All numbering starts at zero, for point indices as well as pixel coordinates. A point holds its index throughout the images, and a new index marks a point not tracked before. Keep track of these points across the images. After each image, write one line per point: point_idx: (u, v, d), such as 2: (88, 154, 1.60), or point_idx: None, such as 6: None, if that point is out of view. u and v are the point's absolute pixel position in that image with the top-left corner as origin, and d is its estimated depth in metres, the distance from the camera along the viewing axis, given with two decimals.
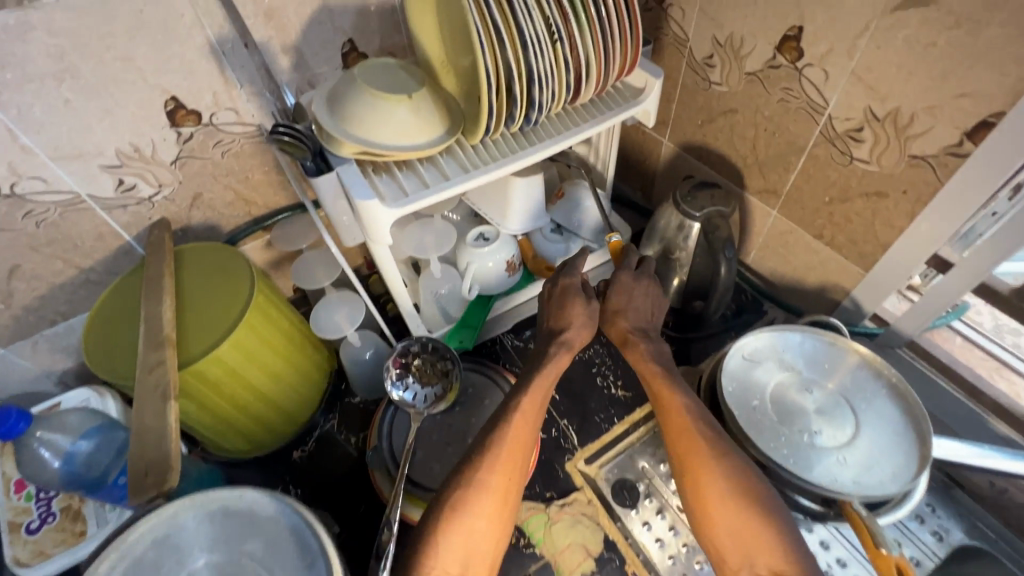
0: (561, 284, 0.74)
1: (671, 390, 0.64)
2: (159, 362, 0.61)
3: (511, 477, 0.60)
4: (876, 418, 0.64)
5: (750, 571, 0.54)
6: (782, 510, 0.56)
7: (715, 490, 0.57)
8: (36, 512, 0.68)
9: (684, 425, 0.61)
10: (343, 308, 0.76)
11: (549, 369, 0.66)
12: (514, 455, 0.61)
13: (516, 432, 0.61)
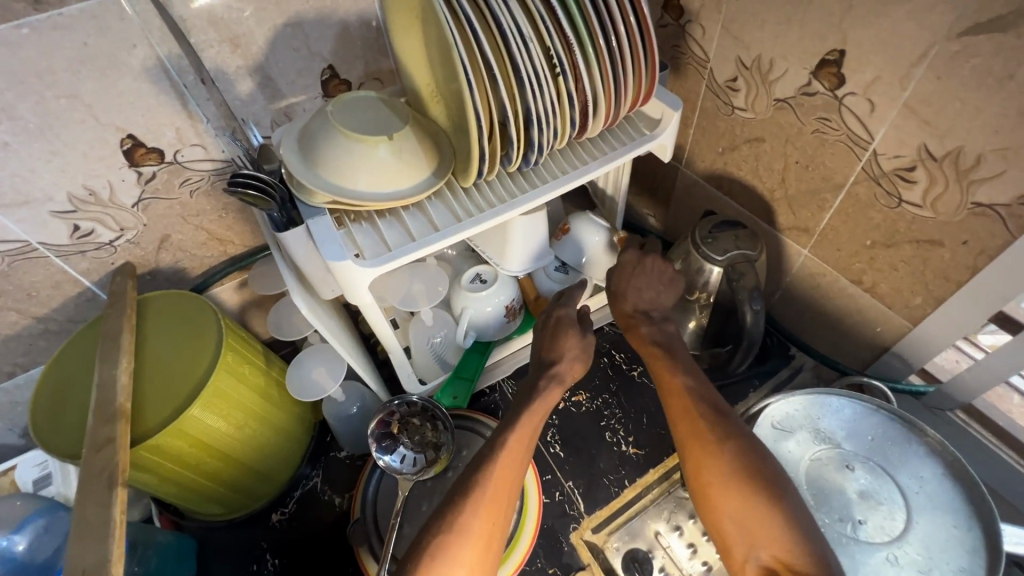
0: (554, 317, 0.70)
1: (671, 372, 0.61)
2: (108, 440, 0.53)
3: (494, 523, 0.52)
4: (931, 505, 0.55)
5: (756, 561, 0.49)
6: (804, 523, 0.49)
7: (726, 495, 0.52)
8: None
9: (694, 420, 0.57)
10: (324, 364, 0.69)
11: (536, 409, 0.60)
12: (497, 497, 0.53)
13: (502, 473, 0.54)
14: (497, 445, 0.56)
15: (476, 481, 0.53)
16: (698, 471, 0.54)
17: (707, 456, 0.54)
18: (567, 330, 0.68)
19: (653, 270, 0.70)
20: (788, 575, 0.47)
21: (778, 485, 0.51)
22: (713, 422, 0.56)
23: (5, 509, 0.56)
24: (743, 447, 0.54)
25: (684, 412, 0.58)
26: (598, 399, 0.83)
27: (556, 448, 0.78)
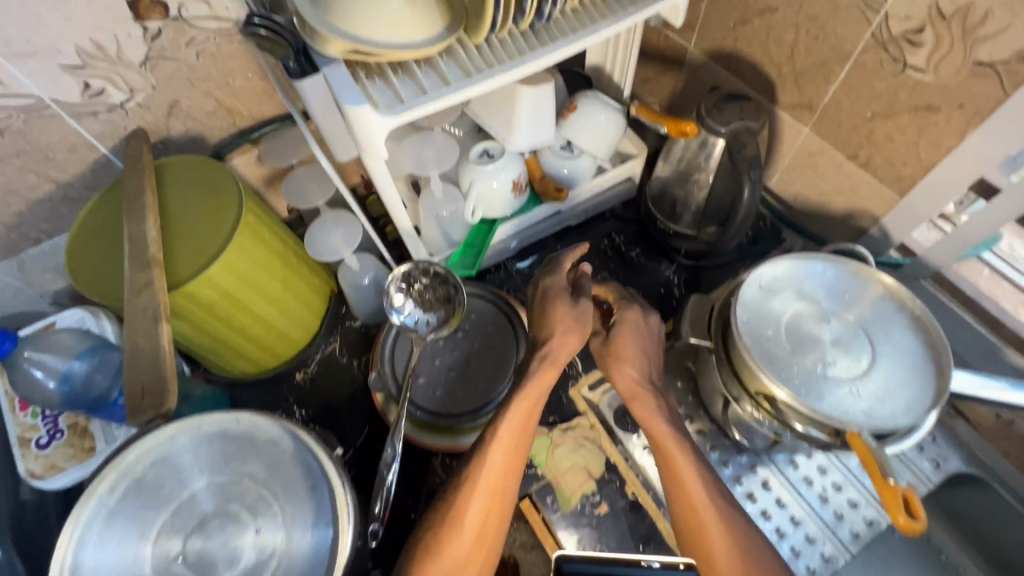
0: (543, 287, 0.67)
1: (650, 409, 0.63)
2: (147, 283, 0.58)
3: (483, 524, 0.56)
4: (893, 349, 0.62)
5: None
6: None
7: (731, 565, 0.55)
8: (44, 428, 0.69)
9: (695, 504, 0.58)
10: (339, 230, 0.73)
11: (516, 408, 0.59)
12: (479, 516, 0.56)
13: (480, 497, 0.56)
14: (485, 462, 0.57)
15: (464, 494, 0.56)
16: (699, 537, 0.57)
17: (712, 528, 0.57)
18: (564, 342, 0.62)
19: (651, 346, 0.68)
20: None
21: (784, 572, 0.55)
22: (723, 504, 0.59)
23: (57, 340, 0.62)
24: (748, 534, 0.57)
25: (695, 482, 0.59)
26: (598, 276, 0.88)
27: None
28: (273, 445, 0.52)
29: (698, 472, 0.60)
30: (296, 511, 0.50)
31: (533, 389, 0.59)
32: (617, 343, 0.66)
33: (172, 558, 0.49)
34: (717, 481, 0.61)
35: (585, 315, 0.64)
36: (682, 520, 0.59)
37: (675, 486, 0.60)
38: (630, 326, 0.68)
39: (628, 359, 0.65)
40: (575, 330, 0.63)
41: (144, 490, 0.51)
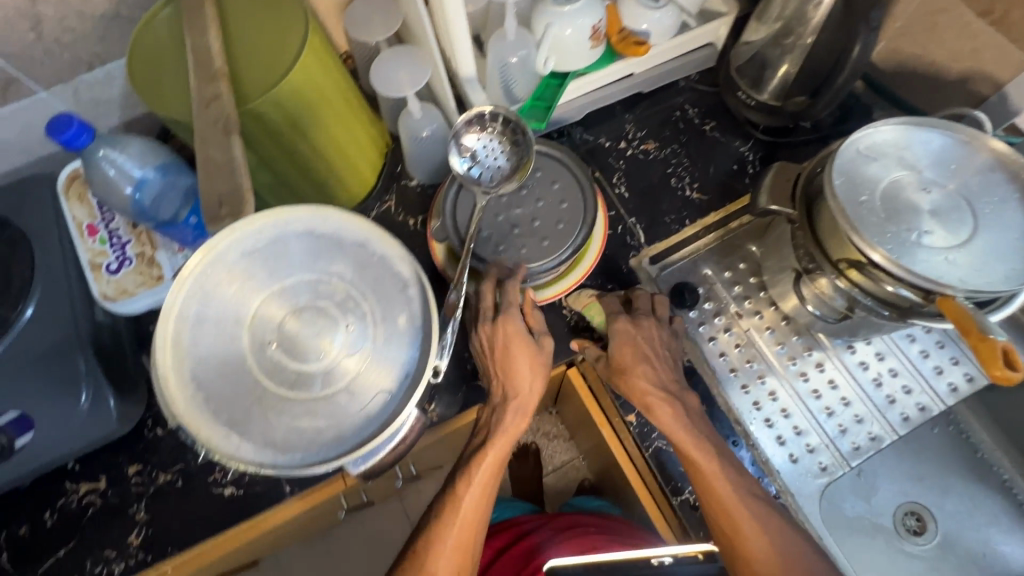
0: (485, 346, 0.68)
1: (666, 410, 0.65)
2: (215, 95, 0.55)
3: (477, 515, 0.64)
4: (998, 222, 0.57)
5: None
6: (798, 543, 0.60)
7: (763, 549, 0.59)
8: (113, 254, 0.71)
9: (723, 490, 0.62)
10: (405, 65, 0.68)
11: (512, 422, 0.66)
12: (474, 512, 0.64)
13: (473, 497, 0.64)
14: (471, 482, 0.64)
15: (462, 499, 0.64)
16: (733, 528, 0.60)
17: (739, 510, 0.61)
18: (532, 382, 0.67)
19: (656, 344, 0.70)
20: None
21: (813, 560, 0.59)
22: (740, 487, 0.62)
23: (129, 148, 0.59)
24: (778, 527, 0.60)
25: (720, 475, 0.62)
26: (667, 149, 0.84)
27: (621, 190, 0.81)
28: (364, 250, 0.50)
29: (713, 455, 0.64)
30: (392, 313, 0.49)
31: (525, 398, 0.67)
32: (617, 354, 0.68)
33: (266, 342, 0.47)
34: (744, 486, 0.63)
35: (547, 345, 0.68)
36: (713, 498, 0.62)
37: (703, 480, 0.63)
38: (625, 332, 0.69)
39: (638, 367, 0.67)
40: (539, 370, 0.67)
41: (237, 277, 0.47)
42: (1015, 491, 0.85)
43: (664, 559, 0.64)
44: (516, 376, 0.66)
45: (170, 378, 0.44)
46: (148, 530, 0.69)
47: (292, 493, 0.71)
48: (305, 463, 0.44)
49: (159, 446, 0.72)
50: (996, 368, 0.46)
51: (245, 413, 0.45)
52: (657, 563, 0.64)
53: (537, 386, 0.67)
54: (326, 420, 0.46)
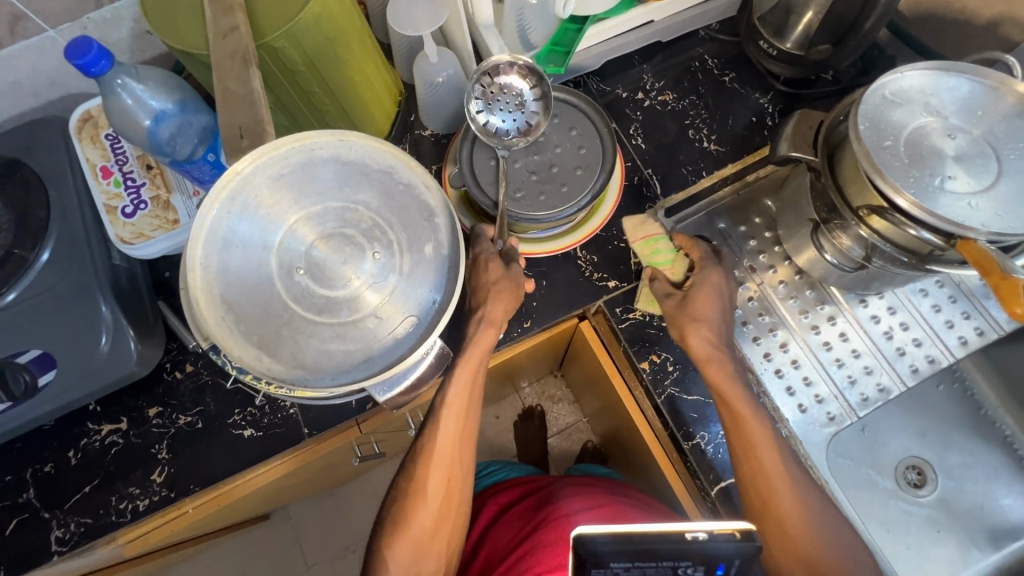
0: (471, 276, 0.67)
1: (725, 377, 0.64)
2: (233, 27, 0.54)
3: (456, 443, 0.65)
4: (1023, 168, 0.57)
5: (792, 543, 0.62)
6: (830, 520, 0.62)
7: (796, 516, 0.61)
8: (128, 198, 0.70)
9: (768, 467, 0.62)
10: (424, 3, 0.66)
11: (478, 347, 0.64)
12: (453, 437, 0.64)
13: (451, 424, 0.64)
14: (449, 410, 0.64)
15: (440, 426, 0.64)
16: (768, 501, 0.62)
17: (780, 483, 0.62)
18: (499, 307, 0.65)
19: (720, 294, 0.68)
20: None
21: (835, 521, 0.62)
22: (786, 461, 0.63)
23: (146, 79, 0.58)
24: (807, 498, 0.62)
25: (769, 448, 0.63)
26: (685, 101, 0.83)
27: (638, 141, 0.81)
28: (391, 178, 0.51)
29: (765, 428, 0.63)
30: (418, 241, 0.50)
31: (493, 324, 0.65)
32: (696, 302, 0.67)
33: (294, 268, 0.48)
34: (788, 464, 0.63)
35: (518, 275, 0.66)
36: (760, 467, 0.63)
37: (748, 456, 0.63)
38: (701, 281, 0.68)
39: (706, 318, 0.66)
40: (509, 296, 0.65)
41: (266, 201, 0.48)
42: (1014, 445, 0.87)
43: (698, 533, 0.48)
44: (489, 305, 0.65)
45: (201, 299, 0.45)
46: (170, 469, 0.71)
47: (310, 436, 0.72)
48: (335, 383, 0.46)
49: (179, 389, 0.73)
50: (1018, 307, 0.48)
51: (275, 335, 0.47)
52: (690, 539, 0.48)
53: (508, 312, 0.66)
54: (355, 343, 0.48)
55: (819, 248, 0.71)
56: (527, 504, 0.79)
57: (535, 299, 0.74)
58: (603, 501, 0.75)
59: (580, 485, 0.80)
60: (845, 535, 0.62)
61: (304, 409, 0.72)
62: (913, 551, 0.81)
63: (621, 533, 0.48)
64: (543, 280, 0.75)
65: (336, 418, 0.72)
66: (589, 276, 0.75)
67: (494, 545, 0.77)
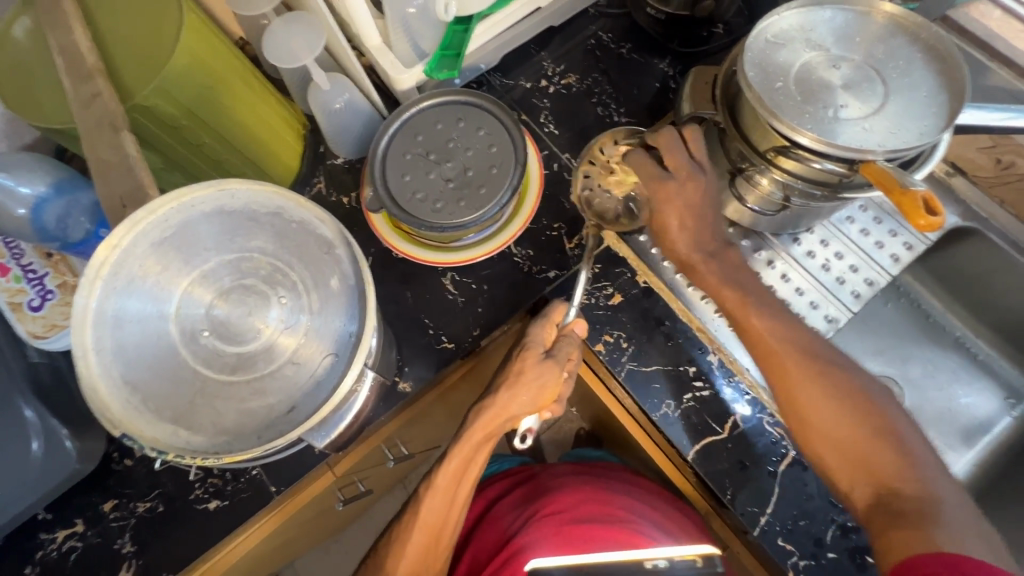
0: (523, 341, 0.67)
1: (751, 313, 0.62)
2: (95, 93, 0.52)
3: (440, 519, 0.64)
4: (906, 84, 0.59)
5: (858, 490, 0.55)
6: (920, 468, 0.53)
7: (825, 417, 0.57)
8: (32, 291, 0.65)
9: (781, 354, 0.60)
10: (299, 31, 0.64)
11: (477, 428, 0.65)
12: (435, 516, 0.64)
13: (436, 504, 0.64)
14: (434, 489, 0.64)
15: (424, 504, 0.64)
16: (798, 402, 0.59)
17: (798, 378, 0.59)
18: (515, 398, 0.65)
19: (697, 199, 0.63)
20: (893, 498, 0.52)
21: (888, 425, 0.56)
22: (805, 360, 0.59)
23: (19, 167, 0.55)
24: (851, 386, 0.58)
25: (815, 383, 0.58)
26: (588, 79, 0.83)
27: (551, 128, 0.82)
28: (282, 219, 0.50)
29: (817, 362, 0.59)
30: (323, 278, 0.50)
31: (499, 408, 0.64)
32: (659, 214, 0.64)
33: (198, 331, 0.47)
34: (822, 360, 0.59)
35: (553, 372, 0.65)
36: (806, 386, 0.58)
37: (776, 372, 0.60)
38: (659, 180, 0.63)
39: (676, 229, 0.64)
40: (531, 388, 0.64)
41: (166, 257, 0.47)
42: (967, 346, 0.88)
43: (659, 561, 0.65)
44: (502, 390, 0.65)
45: (99, 384, 0.43)
46: (139, 561, 0.67)
47: (278, 493, 0.69)
48: (262, 442, 0.45)
49: (131, 477, 0.69)
50: (920, 219, 0.48)
51: (189, 406, 0.46)
52: (650, 566, 0.65)
53: (526, 405, 0.65)
54: (276, 396, 0.47)
55: (740, 198, 0.71)
56: (500, 508, 0.78)
57: (480, 305, 0.74)
58: (567, 501, 0.72)
59: (547, 483, 0.77)
60: (909, 437, 0.56)
61: (265, 467, 0.69)
62: None
63: (577, 564, 0.66)
64: (485, 286, 0.75)
65: (301, 467, 0.69)
66: (530, 272, 0.75)
67: (475, 558, 0.74)
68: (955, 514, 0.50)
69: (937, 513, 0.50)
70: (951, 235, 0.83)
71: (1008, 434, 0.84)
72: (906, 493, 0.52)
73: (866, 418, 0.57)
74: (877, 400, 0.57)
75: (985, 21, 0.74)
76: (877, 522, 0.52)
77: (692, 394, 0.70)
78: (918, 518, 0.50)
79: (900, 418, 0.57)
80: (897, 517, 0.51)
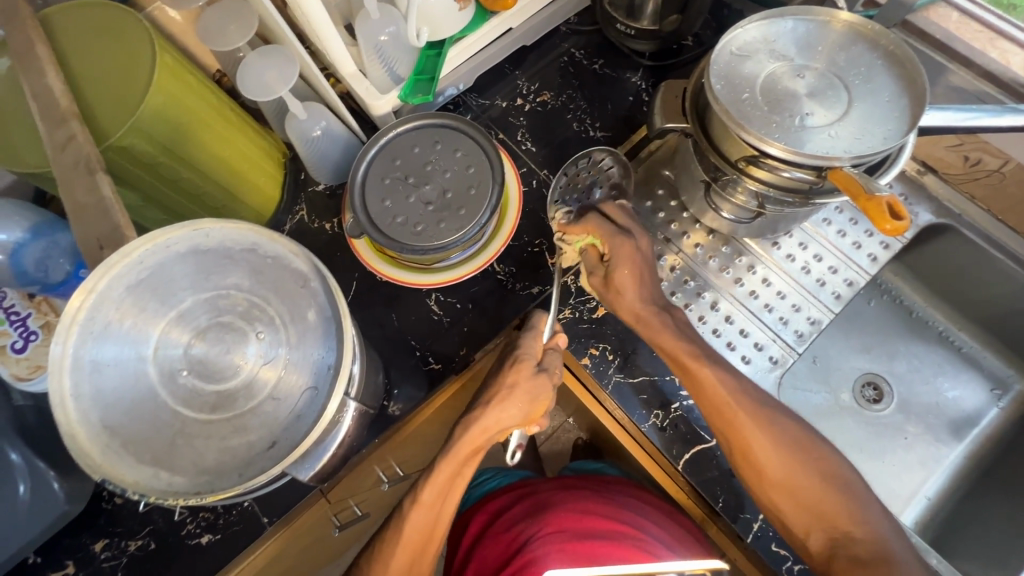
0: (513, 353, 0.66)
1: (700, 364, 0.63)
2: (69, 137, 0.52)
3: (428, 532, 0.64)
4: (869, 90, 0.60)
5: (816, 539, 0.59)
6: (864, 507, 0.59)
7: (782, 467, 0.60)
8: (14, 332, 0.65)
9: (734, 407, 0.62)
10: (272, 63, 0.65)
11: (465, 443, 0.64)
12: (422, 529, 0.64)
13: (421, 518, 0.64)
14: (420, 503, 0.64)
15: (408, 517, 0.64)
16: (755, 455, 0.61)
17: (753, 431, 0.61)
18: (505, 410, 0.64)
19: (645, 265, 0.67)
20: (849, 542, 0.58)
21: (834, 468, 0.61)
22: (755, 407, 0.62)
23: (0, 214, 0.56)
24: (798, 434, 0.62)
25: (767, 434, 0.61)
26: (563, 96, 0.85)
27: (528, 145, 0.83)
28: (256, 254, 0.50)
29: (764, 416, 0.62)
30: (300, 310, 0.50)
31: (488, 423, 0.64)
32: (616, 274, 0.66)
33: (176, 369, 0.47)
34: (769, 408, 0.63)
35: (544, 385, 0.65)
36: (764, 446, 0.61)
37: (739, 433, 0.62)
38: (620, 241, 0.66)
39: (632, 283, 0.66)
40: (523, 400, 0.64)
41: (144, 298, 0.47)
42: (951, 339, 0.89)
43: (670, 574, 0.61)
44: (491, 404, 0.64)
45: (78, 431, 0.43)
46: None
47: (271, 524, 0.68)
48: (243, 479, 0.45)
49: (122, 515, 0.68)
50: (885, 223, 0.49)
51: (170, 446, 0.45)
52: None
53: (515, 417, 0.65)
54: (257, 432, 0.47)
55: (716, 207, 0.73)
56: (506, 519, 0.77)
57: (466, 324, 0.75)
58: (575, 517, 0.72)
59: (551, 497, 0.77)
60: (851, 478, 0.61)
61: (258, 499, 0.68)
62: (886, 464, 0.84)
63: None
64: (470, 304, 0.75)
65: (294, 496, 0.69)
66: (514, 288, 0.76)
67: (480, 565, 0.74)
68: (899, 551, 0.57)
69: (888, 553, 0.56)
70: (925, 232, 0.85)
71: (995, 425, 0.85)
72: (858, 536, 0.58)
73: (817, 464, 0.61)
74: (817, 444, 0.62)
75: (944, 23, 0.76)
76: (838, 568, 0.57)
77: (679, 403, 0.71)
78: (876, 562, 0.55)
79: (841, 460, 0.61)
80: (857, 564, 0.56)
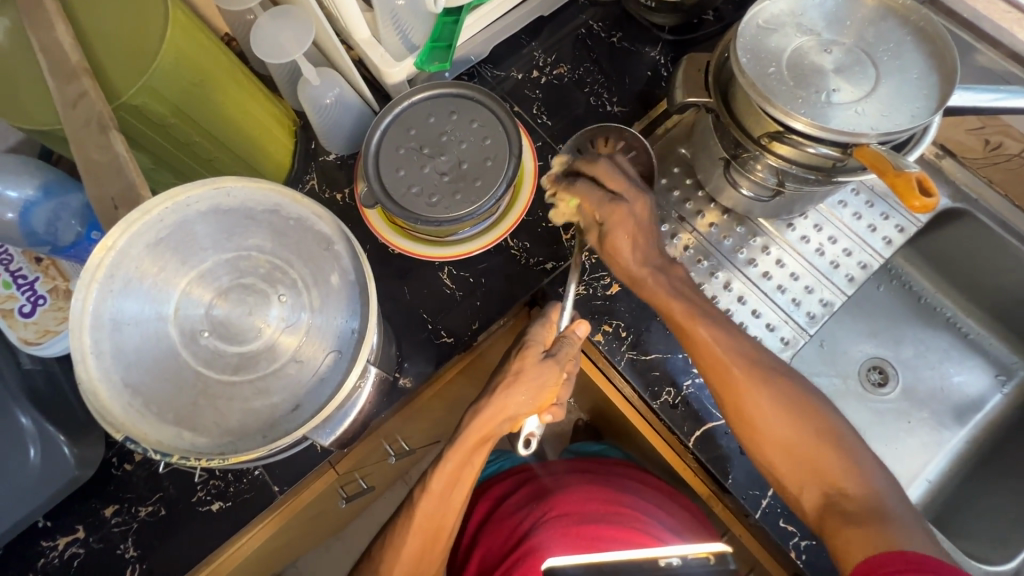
0: (521, 343, 0.66)
1: (694, 322, 0.63)
2: (81, 93, 0.51)
3: (437, 521, 0.65)
4: (898, 67, 0.59)
5: (809, 490, 0.59)
6: (861, 464, 0.58)
7: (777, 427, 0.60)
8: (23, 296, 0.64)
9: (727, 364, 0.63)
10: (288, 25, 0.63)
11: (472, 432, 0.64)
12: (430, 518, 0.65)
13: (430, 506, 0.65)
14: (429, 491, 0.65)
15: (418, 505, 0.64)
16: (747, 410, 0.61)
17: (746, 391, 0.62)
18: (511, 398, 0.64)
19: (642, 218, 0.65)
20: (843, 499, 0.57)
21: (831, 427, 0.60)
22: (752, 369, 0.62)
23: (12, 168, 0.54)
24: (793, 393, 0.62)
25: (759, 388, 0.62)
26: (580, 69, 0.83)
27: (544, 119, 0.81)
28: (279, 216, 0.50)
29: (759, 373, 0.62)
30: (322, 273, 0.49)
31: (495, 409, 0.64)
32: (610, 236, 0.65)
33: (197, 331, 0.46)
34: (766, 368, 0.63)
35: (551, 372, 0.64)
36: (756, 399, 0.61)
37: (730, 390, 0.63)
38: (610, 202, 0.64)
39: (626, 248, 0.65)
40: (529, 387, 0.64)
41: (164, 257, 0.47)
42: (959, 325, 0.90)
43: (671, 559, 0.65)
44: (498, 390, 0.64)
45: (99, 389, 0.43)
46: (142, 565, 0.67)
47: (281, 493, 0.68)
48: (267, 441, 0.45)
49: (132, 481, 0.68)
50: (914, 200, 0.48)
51: (192, 407, 0.45)
52: (664, 564, 0.65)
53: (522, 405, 0.64)
54: (279, 395, 0.46)
55: (735, 184, 0.72)
56: (508, 507, 0.77)
57: (480, 298, 0.74)
58: (578, 502, 0.72)
59: (555, 485, 0.76)
60: (847, 436, 0.60)
61: (268, 467, 0.68)
62: (891, 446, 0.84)
63: (591, 563, 0.65)
64: (483, 278, 0.75)
65: (304, 466, 0.69)
66: (527, 263, 0.75)
67: (484, 554, 0.74)
68: (893, 505, 0.56)
69: (882, 508, 0.56)
70: (941, 218, 0.84)
71: (999, 410, 0.86)
72: (853, 492, 0.57)
73: (812, 420, 0.61)
74: (817, 407, 0.62)
75: None
76: (829, 522, 0.57)
77: (691, 380, 0.71)
78: (866, 516, 0.55)
79: (835, 416, 0.61)
80: (847, 517, 0.56)
